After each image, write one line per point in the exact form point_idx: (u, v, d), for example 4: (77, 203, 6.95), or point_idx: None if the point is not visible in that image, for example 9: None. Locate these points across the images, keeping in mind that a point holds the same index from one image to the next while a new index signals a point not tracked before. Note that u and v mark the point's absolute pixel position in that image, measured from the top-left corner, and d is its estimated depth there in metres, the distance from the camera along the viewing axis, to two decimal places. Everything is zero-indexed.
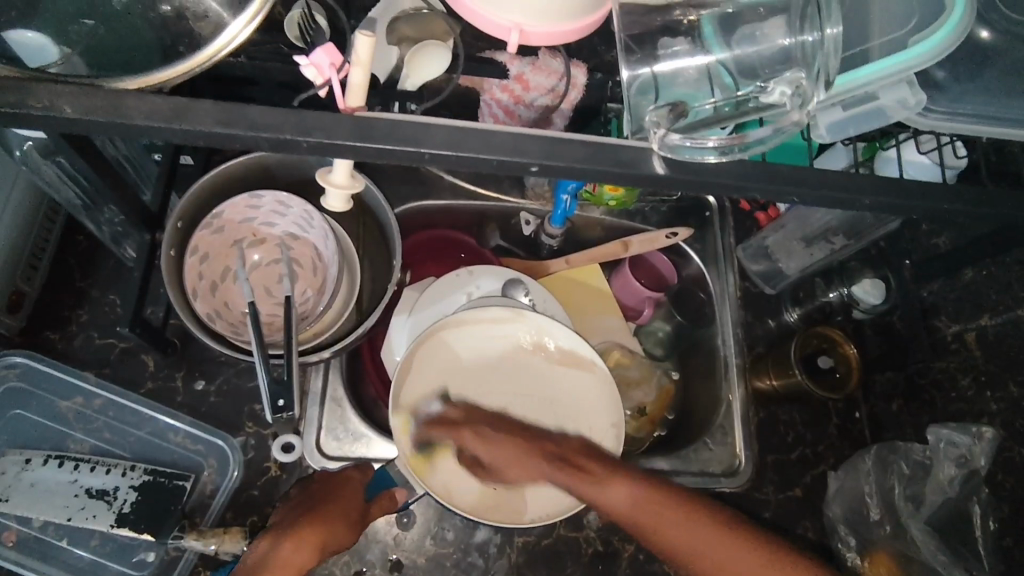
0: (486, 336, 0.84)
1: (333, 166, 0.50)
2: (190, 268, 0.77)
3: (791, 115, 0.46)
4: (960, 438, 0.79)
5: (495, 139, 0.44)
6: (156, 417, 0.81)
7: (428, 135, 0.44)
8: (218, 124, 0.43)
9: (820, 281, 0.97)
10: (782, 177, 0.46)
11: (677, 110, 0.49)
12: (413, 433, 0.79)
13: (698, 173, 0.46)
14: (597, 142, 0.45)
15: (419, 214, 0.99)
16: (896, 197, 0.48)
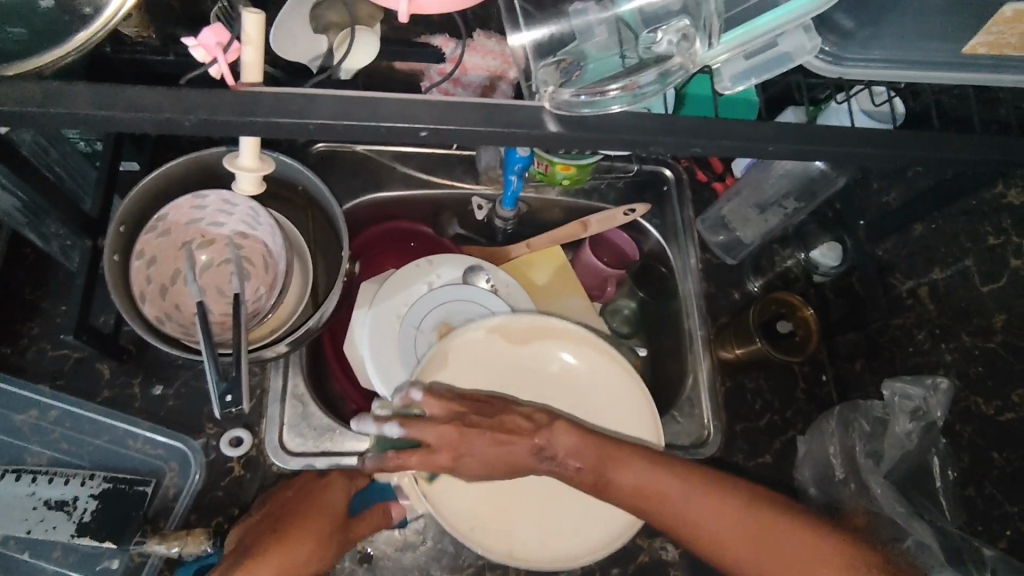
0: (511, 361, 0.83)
1: (240, 150, 0.50)
2: (137, 272, 0.76)
3: (675, 61, 0.45)
4: (914, 391, 0.80)
5: (397, 111, 0.44)
6: (113, 424, 0.81)
7: (316, 106, 0.43)
8: (114, 111, 0.42)
9: (781, 249, 0.99)
10: (696, 131, 0.46)
11: (561, 67, 0.47)
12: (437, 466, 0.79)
13: (598, 130, 0.45)
14: (489, 103, 0.44)
15: (372, 207, 0.99)
16: (807, 144, 0.48)
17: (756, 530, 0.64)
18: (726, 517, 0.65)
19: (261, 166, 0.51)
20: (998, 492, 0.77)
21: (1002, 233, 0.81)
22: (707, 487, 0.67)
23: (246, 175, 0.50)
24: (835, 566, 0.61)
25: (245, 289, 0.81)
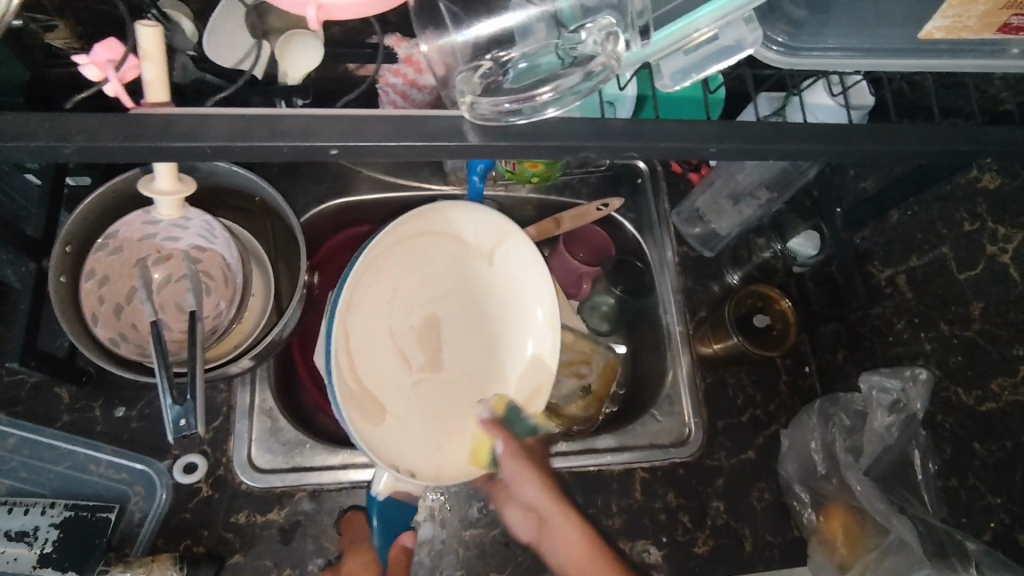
0: (393, 270, 0.74)
1: (157, 173, 0.50)
2: (88, 293, 0.73)
3: (598, 60, 0.42)
4: (891, 383, 0.78)
5: (310, 125, 0.41)
6: (74, 450, 0.78)
7: (213, 126, 0.40)
8: (8, 137, 0.39)
9: (756, 239, 0.95)
10: (635, 132, 0.44)
11: (480, 73, 0.44)
12: (372, 420, 0.70)
13: (527, 137, 0.43)
14: (403, 114, 0.42)
15: (335, 213, 0.95)
16: (759, 142, 0.46)
17: None
18: None
19: (180, 188, 0.50)
20: (981, 483, 0.74)
21: (978, 218, 0.76)
22: None
23: (165, 199, 0.50)
24: None
25: (203, 306, 0.79)
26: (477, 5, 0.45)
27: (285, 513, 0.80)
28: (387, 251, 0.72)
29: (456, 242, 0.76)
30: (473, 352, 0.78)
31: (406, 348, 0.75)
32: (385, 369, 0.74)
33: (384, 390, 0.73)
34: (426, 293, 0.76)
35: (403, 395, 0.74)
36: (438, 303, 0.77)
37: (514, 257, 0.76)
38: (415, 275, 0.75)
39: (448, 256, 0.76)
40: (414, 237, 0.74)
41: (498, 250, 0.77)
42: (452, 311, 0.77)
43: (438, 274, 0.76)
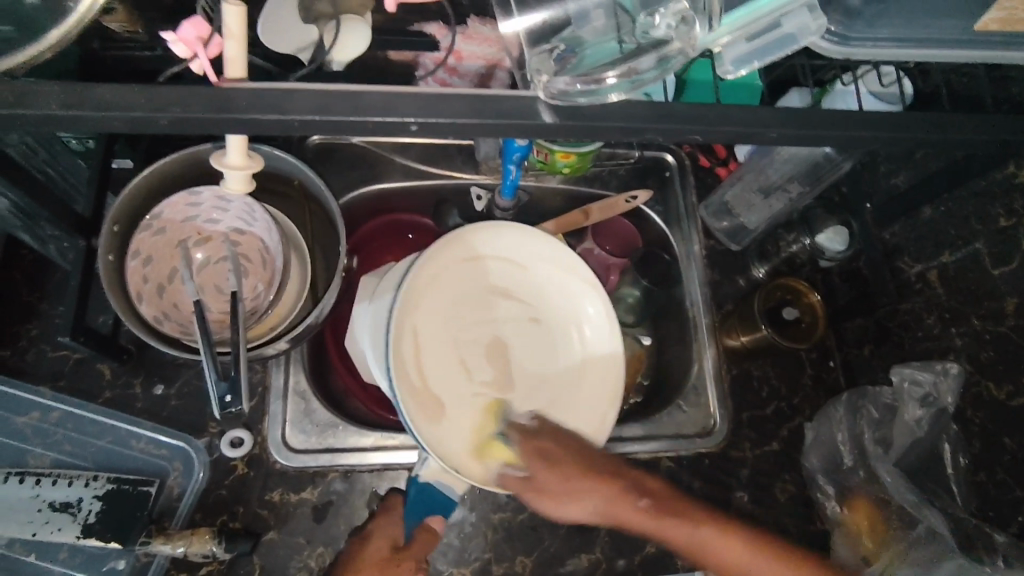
0: (455, 287, 0.75)
1: (226, 148, 0.51)
2: (133, 272, 0.75)
3: (672, 46, 0.44)
4: (923, 376, 0.79)
5: (378, 102, 0.43)
6: (115, 425, 0.80)
7: (294, 101, 0.42)
8: (93, 110, 0.41)
9: (785, 234, 0.95)
10: (688, 117, 0.45)
11: (550, 55, 0.45)
12: (433, 419, 0.69)
13: (592, 120, 0.44)
14: (476, 93, 0.43)
15: (369, 201, 0.96)
16: (812, 129, 0.47)
17: None
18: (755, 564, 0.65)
19: (247, 163, 0.52)
20: (1010, 478, 0.76)
21: (1013, 214, 0.76)
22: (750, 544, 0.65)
23: (235, 174, 0.51)
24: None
25: (243, 287, 0.80)
26: None
27: (319, 492, 0.81)
28: (464, 260, 0.76)
29: (520, 270, 0.78)
30: (531, 381, 0.76)
31: (472, 360, 0.75)
32: (441, 380, 0.72)
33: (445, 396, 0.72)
34: (492, 308, 0.77)
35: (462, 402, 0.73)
36: (505, 318, 0.78)
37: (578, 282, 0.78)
38: (477, 291, 0.76)
39: (515, 277, 0.78)
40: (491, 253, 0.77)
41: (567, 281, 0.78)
42: (518, 333, 0.78)
43: (505, 294, 0.78)
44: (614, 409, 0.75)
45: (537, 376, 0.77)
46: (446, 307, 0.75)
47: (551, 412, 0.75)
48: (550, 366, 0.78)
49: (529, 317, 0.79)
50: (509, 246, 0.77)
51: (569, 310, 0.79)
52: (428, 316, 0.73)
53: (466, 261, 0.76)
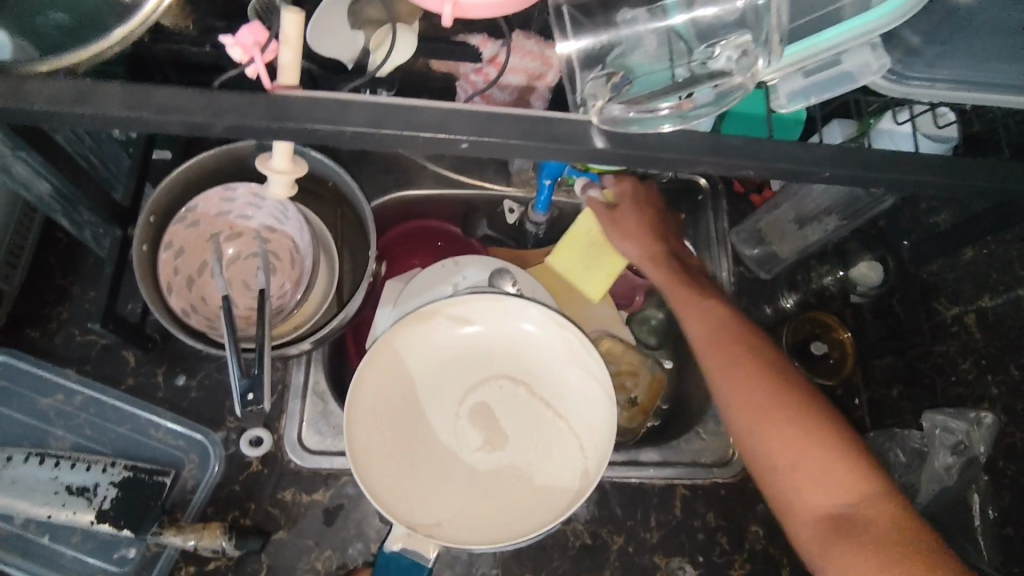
0: (418, 375, 0.79)
1: (273, 152, 0.51)
2: (165, 263, 0.76)
3: (734, 80, 0.44)
4: (956, 424, 0.77)
5: (424, 117, 0.43)
6: (136, 413, 0.81)
7: (348, 115, 0.43)
8: (145, 114, 0.42)
9: (818, 266, 0.93)
10: (738, 151, 0.45)
11: (614, 80, 0.46)
12: (420, 506, 0.74)
13: (643, 149, 0.44)
14: (530, 116, 0.44)
15: (399, 206, 0.96)
16: (862, 170, 0.46)
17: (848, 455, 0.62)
18: (778, 395, 0.66)
19: (293, 168, 0.52)
20: None
21: None
22: (764, 376, 0.67)
23: (279, 177, 0.51)
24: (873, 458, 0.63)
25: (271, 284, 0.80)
26: (598, 15, 0.47)
27: (330, 495, 0.81)
28: (403, 348, 0.79)
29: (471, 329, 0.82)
30: (518, 423, 0.80)
31: (455, 435, 0.78)
32: (416, 452, 0.77)
33: (437, 476, 0.76)
34: (439, 384, 0.80)
35: (454, 475, 0.77)
36: (467, 383, 0.81)
37: (506, 309, 0.81)
38: (428, 369, 0.80)
39: (454, 341, 0.81)
40: (419, 330, 0.79)
41: (503, 316, 0.82)
42: (486, 391, 0.81)
43: (452, 360, 0.81)
44: (600, 430, 0.78)
45: (523, 424, 0.80)
46: (415, 395, 0.79)
47: (537, 446, 0.79)
48: (533, 413, 0.80)
49: (486, 368, 0.81)
50: (433, 317, 0.80)
51: (513, 343, 0.82)
52: (389, 411, 0.77)
53: (406, 348, 0.79)
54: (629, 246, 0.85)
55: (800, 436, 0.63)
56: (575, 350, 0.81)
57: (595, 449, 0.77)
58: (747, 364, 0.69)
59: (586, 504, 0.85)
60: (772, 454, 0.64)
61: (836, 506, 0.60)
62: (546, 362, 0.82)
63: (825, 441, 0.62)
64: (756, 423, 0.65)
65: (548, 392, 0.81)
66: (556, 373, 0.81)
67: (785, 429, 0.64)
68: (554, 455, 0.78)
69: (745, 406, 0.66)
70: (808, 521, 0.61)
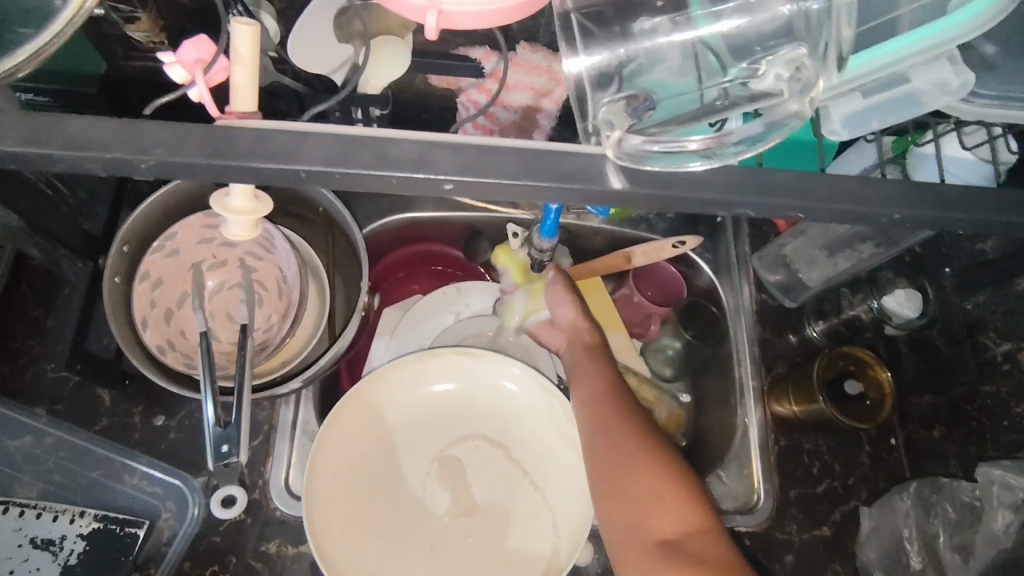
0: (391, 429, 0.78)
1: (230, 194, 0.46)
2: (140, 295, 0.70)
3: (789, 105, 0.39)
4: (1015, 480, 0.71)
5: (407, 152, 0.37)
6: (110, 457, 0.75)
7: (307, 148, 0.37)
8: (77, 149, 0.36)
9: (849, 294, 0.86)
10: (784, 189, 0.39)
11: (631, 105, 0.41)
12: (376, 567, 0.73)
13: (668, 187, 0.38)
14: (533, 148, 0.37)
15: (393, 232, 0.89)
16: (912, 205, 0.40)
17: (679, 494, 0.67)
18: (624, 438, 0.70)
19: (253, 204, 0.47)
20: None
21: None
22: (622, 419, 0.72)
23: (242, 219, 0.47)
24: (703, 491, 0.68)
25: (255, 317, 0.74)
26: (617, 30, 0.42)
27: None
28: (376, 401, 0.77)
29: (451, 384, 0.80)
30: (491, 488, 0.78)
31: (424, 493, 0.77)
32: (380, 513, 0.75)
33: (399, 539, 0.75)
34: (411, 440, 0.78)
35: (418, 539, 0.75)
36: (441, 440, 0.79)
37: (487, 368, 0.80)
38: (403, 424, 0.78)
39: (431, 396, 0.80)
40: (394, 383, 0.78)
41: (485, 374, 0.81)
42: (462, 450, 0.79)
43: (427, 416, 0.79)
44: (576, 505, 0.76)
45: (496, 488, 0.78)
46: (387, 450, 0.77)
47: (511, 515, 0.77)
48: (509, 478, 0.78)
49: (462, 428, 0.80)
50: (410, 372, 0.78)
51: (494, 401, 0.81)
52: (354, 467, 0.75)
53: (379, 400, 0.77)
54: (568, 310, 0.82)
55: (646, 477, 0.67)
56: (558, 417, 0.79)
57: (569, 525, 0.75)
58: (610, 407, 0.74)
59: (597, 556, 0.77)
60: (614, 491, 0.68)
61: (672, 532, 0.65)
62: (528, 423, 0.80)
63: (664, 479, 0.67)
64: (611, 464, 0.69)
65: (526, 458, 0.79)
66: (535, 437, 0.80)
67: (640, 473, 0.68)
68: (527, 527, 0.76)
69: (601, 448, 0.71)
70: (646, 547, 0.65)
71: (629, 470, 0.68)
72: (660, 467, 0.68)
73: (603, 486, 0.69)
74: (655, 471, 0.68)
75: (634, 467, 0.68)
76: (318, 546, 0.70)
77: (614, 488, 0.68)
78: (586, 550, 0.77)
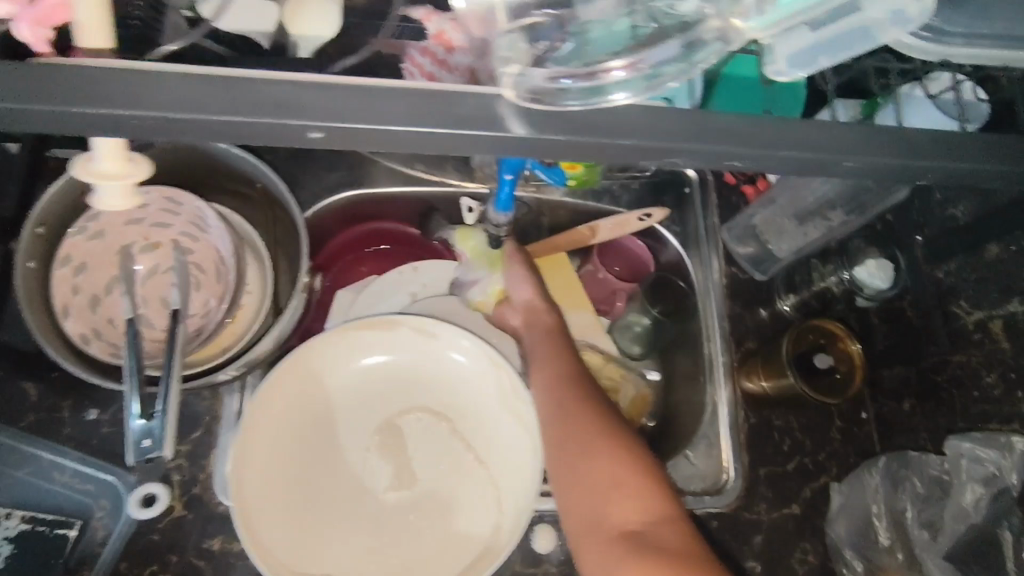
0: (330, 402, 0.74)
1: (98, 154, 0.41)
2: (60, 280, 0.65)
3: (710, 24, 0.38)
4: (986, 454, 0.69)
5: (276, 94, 0.36)
6: (37, 454, 0.70)
7: (160, 96, 0.35)
8: None
9: (820, 264, 0.83)
10: (712, 137, 0.39)
11: (529, 36, 0.40)
12: (309, 550, 0.69)
13: (585, 130, 0.38)
14: (423, 90, 0.37)
15: (339, 210, 0.84)
16: (845, 159, 0.40)
17: (644, 484, 0.63)
18: (587, 425, 0.67)
19: (127, 168, 0.42)
20: None
21: None
22: (587, 407, 0.68)
23: (111, 182, 0.42)
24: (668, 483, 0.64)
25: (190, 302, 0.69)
26: None
27: None
28: (314, 372, 0.74)
29: (394, 353, 0.77)
30: (434, 465, 0.74)
31: (363, 469, 0.73)
32: (316, 492, 0.71)
33: (336, 519, 0.71)
34: (351, 413, 0.75)
35: (356, 519, 0.71)
36: (383, 413, 0.76)
37: (431, 336, 0.77)
38: (342, 395, 0.75)
39: (373, 367, 0.76)
40: (333, 353, 0.75)
41: (429, 344, 0.77)
42: (405, 423, 0.76)
43: (369, 387, 0.76)
44: (522, 480, 0.73)
45: (440, 463, 0.74)
46: (325, 424, 0.74)
47: (455, 492, 0.73)
48: (454, 454, 0.75)
49: (405, 400, 0.76)
50: (350, 340, 0.75)
51: (440, 371, 0.78)
52: (289, 442, 0.71)
53: (317, 370, 0.74)
54: (527, 288, 0.79)
55: (608, 465, 0.64)
56: (506, 386, 0.76)
57: (514, 501, 0.72)
58: (575, 394, 0.70)
59: (560, 542, 0.74)
60: (576, 482, 0.64)
61: (633, 524, 0.61)
62: (475, 394, 0.77)
63: (631, 470, 0.64)
64: (572, 452, 0.66)
65: (473, 432, 0.76)
66: (481, 410, 0.77)
67: (602, 461, 0.64)
68: (470, 505, 0.73)
69: (562, 436, 0.67)
70: (604, 540, 0.61)
71: (592, 457, 0.65)
72: (625, 456, 0.64)
73: (564, 476, 0.66)
74: (619, 461, 0.64)
75: (597, 455, 0.65)
76: (245, 522, 0.66)
77: (575, 478, 0.65)
78: (548, 536, 0.74)
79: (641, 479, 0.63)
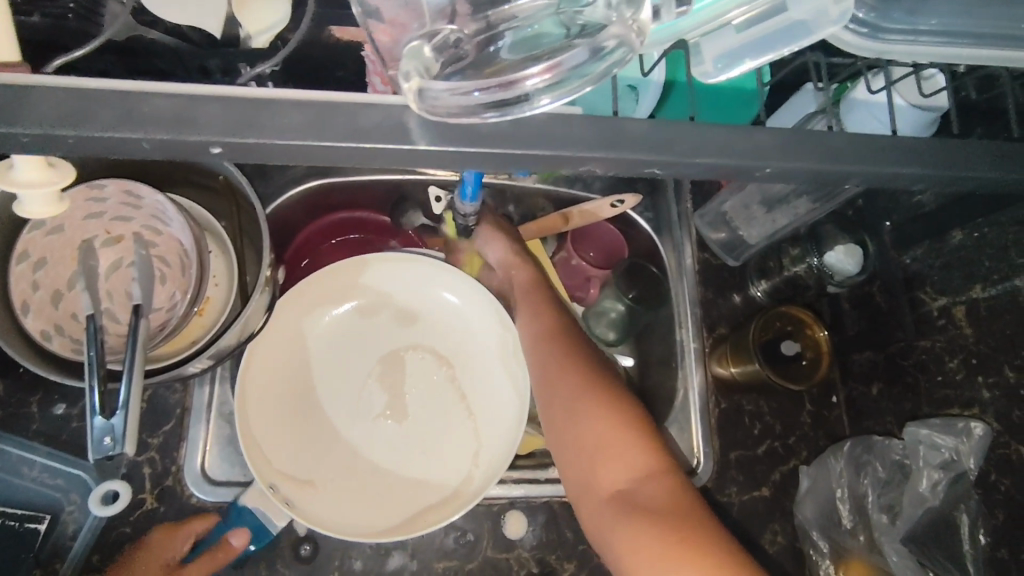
0: (326, 338, 0.77)
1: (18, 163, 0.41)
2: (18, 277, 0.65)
3: (612, 29, 0.36)
4: (944, 440, 0.71)
5: (177, 105, 0.35)
6: (4, 450, 0.70)
7: (63, 107, 0.34)
8: None
9: (790, 249, 0.83)
10: (643, 144, 0.38)
11: (434, 43, 0.39)
12: (303, 479, 0.72)
13: (504, 138, 0.38)
14: (327, 100, 0.37)
15: (307, 199, 0.83)
16: (788, 157, 0.40)
17: (629, 445, 0.64)
18: (572, 391, 0.67)
19: (51, 176, 0.42)
20: None
21: None
22: (572, 372, 0.68)
23: (35, 192, 0.41)
24: (655, 440, 0.64)
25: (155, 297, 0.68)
26: None
27: None
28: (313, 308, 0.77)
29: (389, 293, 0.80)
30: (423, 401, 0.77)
31: (357, 403, 0.76)
32: (311, 426, 0.74)
33: (331, 451, 0.74)
34: (348, 350, 0.77)
35: (348, 449, 0.75)
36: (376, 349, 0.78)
37: (425, 275, 0.80)
38: (339, 332, 0.78)
39: (370, 305, 0.79)
40: (330, 291, 0.78)
41: (423, 285, 0.80)
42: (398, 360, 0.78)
43: (365, 324, 0.78)
44: (506, 420, 0.76)
45: (429, 399, 0.77)
46: (321, 359, 0.76)
47: (441, 428, 0.76)
48: (443, 391, 0.78)
49: (399, 338, 0.79)
50: (347, 278, 0.78)
51: (433, 310, 0.80)
52: (288, 374, 0.75)
53: (316, 306, 0.77)
54: (499, 250, 0.79)
55: (595, 430, 0.65)
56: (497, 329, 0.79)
57: (497, 438, 0.75)
58: (560, 359, 0.70)
59: (531, 528, 0.75)
60: (570, 446, 0.66)
61: (622, 485, 0.63)
62: (465, 336, 0.80)
63: (616, 432, 0.64)
64: (563, 416, 0.67)
65: (461, 372, 0.79)
66: (470, 351, 0.80)
67: (589, 424, 0.65)
68: (454, 442, 0.76)
69: (553, 402, 0.68)
70: (597, 502, 0.63)
71: (581, 422, 0.66)
72: (608, 420, 0.65)
73: (559, 438, 0.67)
74: (605, 425, 0.65)
75: (586, 420, 0.65)
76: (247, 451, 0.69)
77: (569, 442, 0.66)
78: (519, 522, 0.75)
79: (628, 440, 0.64)
